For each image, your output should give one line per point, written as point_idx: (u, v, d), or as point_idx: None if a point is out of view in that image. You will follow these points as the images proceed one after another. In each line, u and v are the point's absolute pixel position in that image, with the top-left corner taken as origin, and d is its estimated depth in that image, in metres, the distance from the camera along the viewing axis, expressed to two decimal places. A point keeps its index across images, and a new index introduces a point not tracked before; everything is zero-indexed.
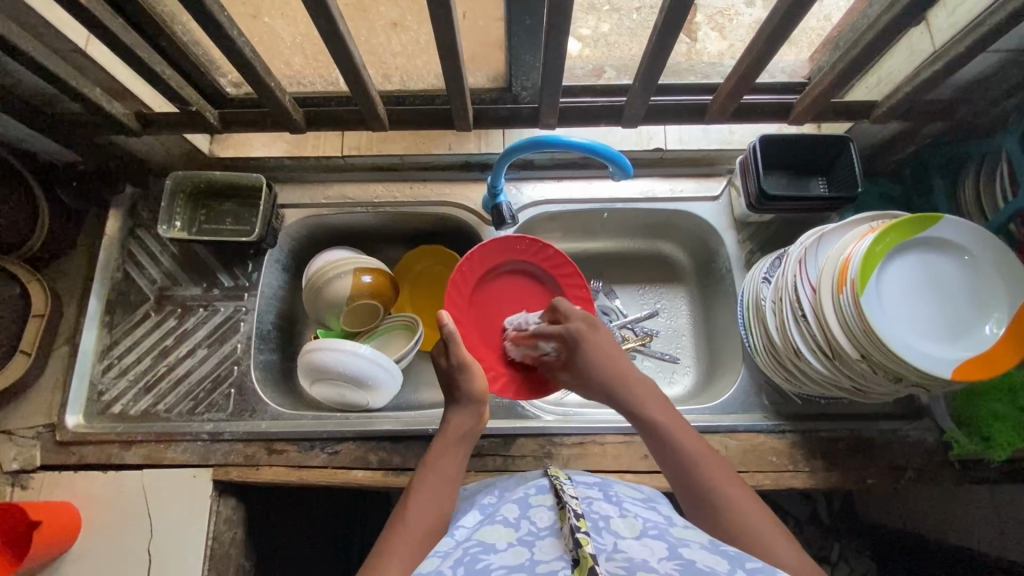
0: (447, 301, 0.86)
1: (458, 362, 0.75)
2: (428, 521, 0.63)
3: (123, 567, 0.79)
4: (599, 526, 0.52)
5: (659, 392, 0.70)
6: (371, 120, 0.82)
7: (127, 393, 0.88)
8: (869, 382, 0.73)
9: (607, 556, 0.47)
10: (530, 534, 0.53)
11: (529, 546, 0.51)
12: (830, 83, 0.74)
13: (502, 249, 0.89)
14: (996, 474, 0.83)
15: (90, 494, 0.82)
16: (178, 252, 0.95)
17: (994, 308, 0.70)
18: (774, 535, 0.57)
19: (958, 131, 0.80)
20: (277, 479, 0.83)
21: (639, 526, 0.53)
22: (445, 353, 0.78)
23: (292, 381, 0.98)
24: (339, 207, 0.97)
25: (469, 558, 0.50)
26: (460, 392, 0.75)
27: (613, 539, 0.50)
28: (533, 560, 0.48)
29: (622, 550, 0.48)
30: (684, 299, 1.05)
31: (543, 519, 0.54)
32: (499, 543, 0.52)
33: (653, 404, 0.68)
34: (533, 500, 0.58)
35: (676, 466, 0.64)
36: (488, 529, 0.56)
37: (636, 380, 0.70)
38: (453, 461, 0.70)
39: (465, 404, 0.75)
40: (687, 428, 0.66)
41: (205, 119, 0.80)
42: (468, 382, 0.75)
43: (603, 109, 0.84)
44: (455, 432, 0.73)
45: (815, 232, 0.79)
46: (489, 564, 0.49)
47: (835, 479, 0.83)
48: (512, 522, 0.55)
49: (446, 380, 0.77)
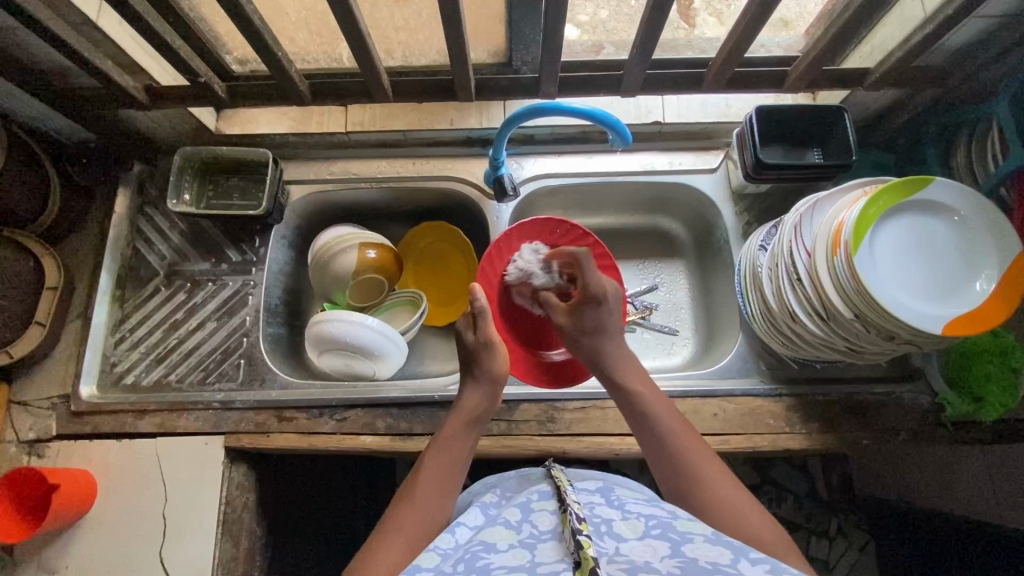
0: (478, 278, 0.89)
1: (481, 340, 0.77)
2: (434, 503, 0.66)
3: (138, 531, 0.82)
4: (601, 531, 0.55)
5: (643, 371, 0.75)
6: (376, 91, 0.84)
7: (139, 365, 0.90)
8: (862, 341, 0.75)
9: (608, 559, 0.51)
10: (531, 537, 0.56)
11: (530, 548, 0.54)
12: (824, 50, 0.76)
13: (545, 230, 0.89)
14: (989, 434, 0.85)
15: (106, 461, 0.84)
16: (186, 228, 0.97)
17: (984, 265, 0.71)
18: (747, 509, 0.62)
19: (951, 98, 0.82)
20: (288, 445, 0.85)
21: (641, 527, 0.56)
22: (474, 327, 0.79)
23: (300, 354, 1.01)
24: (343, 183, 0.99)
25: (469, 556, 0.54)
26: (480, 370, 0.76)
27: (615, 542, 0.53)
28: (533, 561, 0.52)
29: (624, 554, 0.51)
30: (683, 273, 1.07)
31: (546, 522, 0.57)
32: (499, 544, 0.55)
33: (636, 378, 0.74)
34: (535, 504, 0.61)
35: (657, 444, 0.68)
36: (489, 530, 0.59)
37: (624, 358, 0.75)
38: (464, 444, 0.72)
39: (482, 382, 0.77)
40: (666, 406, 0.71)
41: (213, 92, 0.82)
42: (492, 360, 0.77)
43: (603, 80, 0.86)
44: (469, 414, 0.74)
45: (809, 199, 0.80)
46: (490, 562, 0.53)
47: (832, 441, 0.85)
48: (514, 525, 0.58)
49: (465, 357, 0.79)
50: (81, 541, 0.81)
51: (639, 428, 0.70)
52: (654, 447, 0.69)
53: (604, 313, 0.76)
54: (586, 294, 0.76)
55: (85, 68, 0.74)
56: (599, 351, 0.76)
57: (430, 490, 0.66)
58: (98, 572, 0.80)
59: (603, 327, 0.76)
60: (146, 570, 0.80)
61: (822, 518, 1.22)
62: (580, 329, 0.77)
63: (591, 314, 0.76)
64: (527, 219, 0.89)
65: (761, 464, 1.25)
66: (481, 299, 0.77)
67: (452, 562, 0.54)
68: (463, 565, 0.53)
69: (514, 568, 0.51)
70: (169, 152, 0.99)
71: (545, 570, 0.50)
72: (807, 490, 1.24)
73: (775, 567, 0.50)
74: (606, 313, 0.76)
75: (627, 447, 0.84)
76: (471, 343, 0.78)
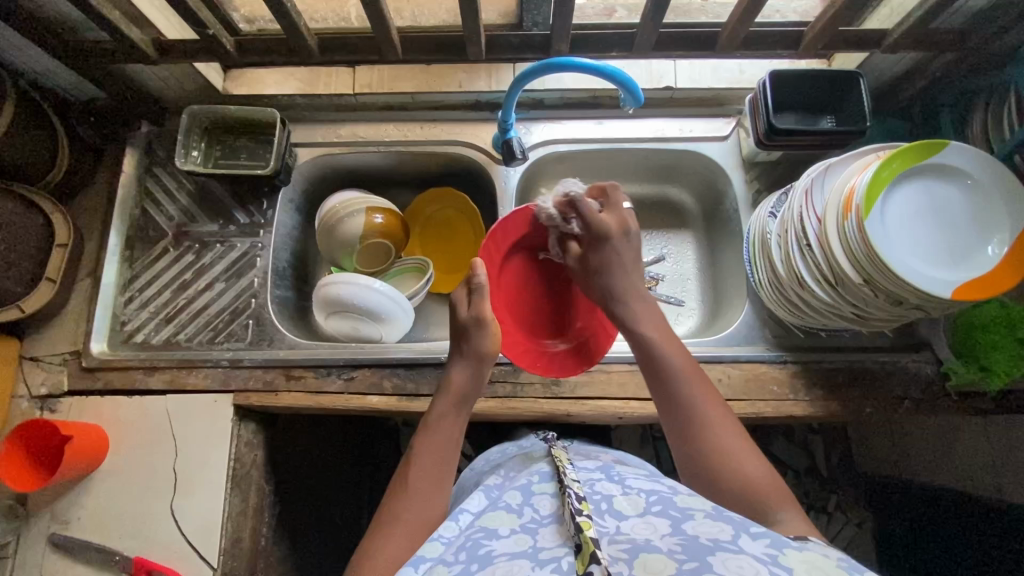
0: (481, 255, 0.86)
1: (474, 317, 0.76)
2: (430, 494, 0.66)
3: (149, 485, 0.83)
4: (602, 509, 0.56)
5: (661, 318, 0.74)
6: (385, 48, 0.83)
7: (149, 323, 0.91)
8: (870, 307, 0.75)
9: (609, 539, 0.51)
10: (533, 521, 0.56)
11: (532, 533, 0.55)
12: (839, 10, 0.75)
13: (519, 219, 0.87)
14: (994, 404, 0.85)
15: (117, 417, 0.85)
16: (194, 189, 0.97)
17: (996, 229, 0.71)
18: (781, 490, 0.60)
19: (969, 62, 0.81)
20: (295, 403, 0.86)
21: (642, 504, 0.56)
22: (467, 301, 0.78)
23: (308, 318, 1.01)
24: (350, 146, 0.98)
25: (471, 544, 0.54)
26: (468, 346, 0.76)
27: (616, 521, 0.54)
28: (535, 547, 0.52)
29: (624, 532, 0.52)
30: (690, 243, 1.07)
31: (546, 507, 0.58)
32: (501, 529, 0.56)
33: (662, 335, 0.72)
34: (535, 487, 0.62)
35: (672, 402, 0.67)
36: (491, 516, 0.60)
37: (642, 309, 0.75)
38: (454, 427, 0.73)
39: (468, 359, 0.76)
40: (691, 363, 0.69)
41: (221, 45, 0.81)
42: (482, 338, 0.76)
43: (615, 38, 0.84)
44: (458, 392, 0.74)
45: (821, 164, 0.79)
46: (492, 550, 0.53)
47: (833, 408, 0.85)
48: (516, 508, 0.59)
49: (457, 333, 0.78)
50: (93, 494, 0.83)
51: (648, 377, 0.70)
52: (662, 394, 0.68)
53: (611, 249, 0.77)
54: (591, 236, 0.78)
55: (93, 16, 0.73)
56: (610, 291, 0.76)
57: (426, 478, 0.67)
58: (109, 524, 0.82)
59: (611, 264, 0.77)
60: (157, 525, 0.82)
61: (820, 493, 1.24)
62: (589, 272, 0.79)
63: (597, 255, 0.78)
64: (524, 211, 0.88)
65: (762, 441, 1.26)
66: (482, 274, 0.78)
67: (453, 551, 0.55)
68: (464, 553, 0.53)
69: (516, 555, 0.51)
70: (177, 112, 0.99)
71: (546, 556, 0.50)
72: (806, 466, 1.26)
73: (776, 542, 0.48)
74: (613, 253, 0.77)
75: (631, 411, 0.85)
76: (464, 318, 0.77)
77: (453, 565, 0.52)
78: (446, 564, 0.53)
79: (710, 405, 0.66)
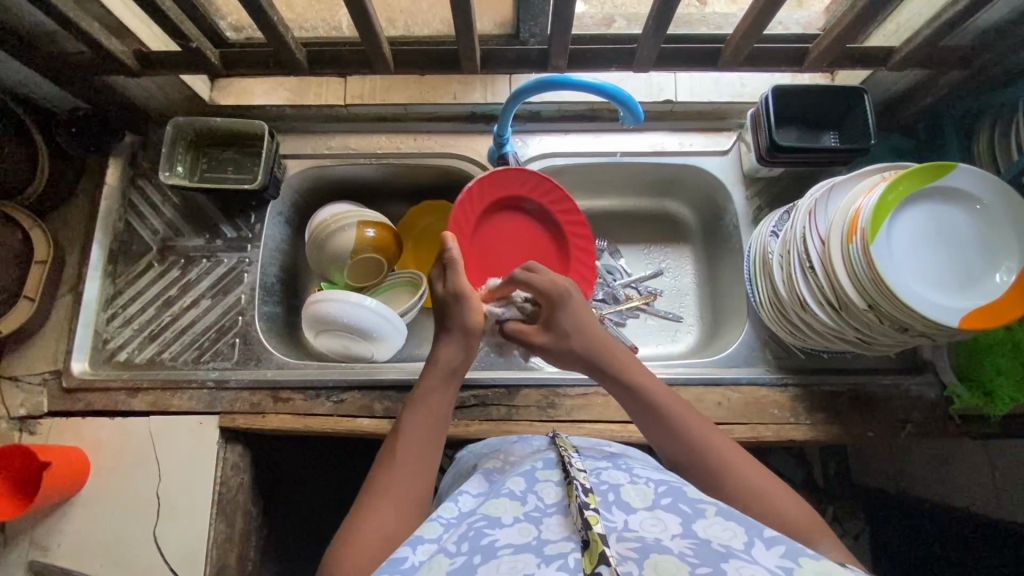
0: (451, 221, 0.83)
1: (452, 291, 0.72)
2: (414, 473, 0.63)
3: (133, 507, 0.81)
4: (609, 501, 0.52)
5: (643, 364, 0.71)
6: (376, 61, 0.80)
7: (132, 342, 0.88)
8: (876, 332, 0.73)
9: (618, 536, 0.47)
10: (537, 509, 0.52)
11: (536, 523, 0.50)
12: (846, 28, 0.72)
13: (465, 206, 0.83)
14: (997, 427, 0.83)
15: (97, 439, 0.82)
16: (179, 202, 0.94)
17: (1006, 257, 0.69)
18: (807, 524, 0.57)
19: (976, 82, 0.79)
20: (284, 426, 0.83)
21: (650, 497, 0.52)
22: (443, 278, 0.74)
23: (297, 334, 0.98)
24: (342, 157, 0.96)
25: (473, 534, 0.50)
26: (451, 321, 0.72)
27: (624, 515, 0.50)
28: (540, 539, 0.48)
29: (633, 529, 0.48)
30: (688, 258, 1.05)
31: (551, 495, 0.53)
32: (504, 518, 0.51)
33: (653, 384, 0.68)
34: (539, 473, 0.57)
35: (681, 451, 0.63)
36: (493, 502, 0.54)
37: (620, 354, 0.71)
38: (442, 400, 0.69)
39: (455, 334, 0.72)
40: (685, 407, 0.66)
41: (206, 58, 0.79)
42: (463, 312, 0.72)
43: (614, 53, 0.82)
44: (446, 367, 0.70)
45: (825, 184, 0.77)
46: (495, 540, 0.49)
47: (835, 432, 0.83)
48: (518, 495, 0.54)
49: (438, 311, 0.74)
50: (73, 519, 0.80)
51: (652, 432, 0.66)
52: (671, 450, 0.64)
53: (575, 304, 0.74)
54: (549, 299, 0.74)
55: (74, 32, 0.70)
56: (587, 351, 0.71)
57: (410, 454, 0.64)
58: (91, 549, 0.79)
59: (582, 318, 0.73)
60: (141, 551, 0.79)
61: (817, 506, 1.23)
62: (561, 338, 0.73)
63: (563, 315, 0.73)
64: (508, 170, 0.84)
65: None
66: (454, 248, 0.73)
67: (455, 539, 0.50)
68: (466, 544, 0.49)
69: (520, 548, 0.47)
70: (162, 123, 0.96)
71: (552, 552, 0.46)
72: None
73: (792, 549, 0.45)
74: (576, 310, 0.73)
75: (628, 435, 0.83)
76: (442, 294, 0.74)
77: (455, 556, 0.48)
78: (447, 554, 0.48)
79: (723, 445, 0.62)
